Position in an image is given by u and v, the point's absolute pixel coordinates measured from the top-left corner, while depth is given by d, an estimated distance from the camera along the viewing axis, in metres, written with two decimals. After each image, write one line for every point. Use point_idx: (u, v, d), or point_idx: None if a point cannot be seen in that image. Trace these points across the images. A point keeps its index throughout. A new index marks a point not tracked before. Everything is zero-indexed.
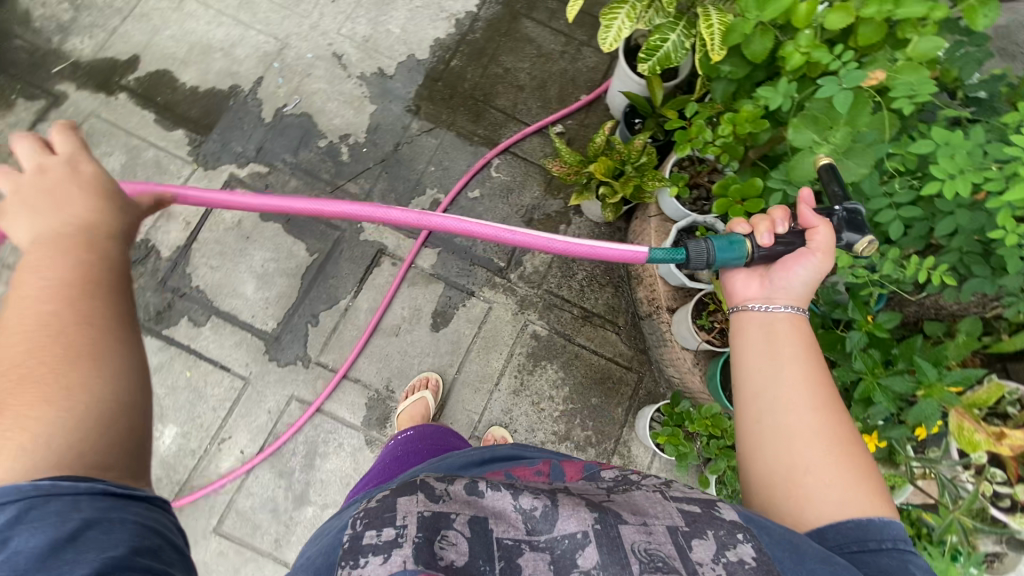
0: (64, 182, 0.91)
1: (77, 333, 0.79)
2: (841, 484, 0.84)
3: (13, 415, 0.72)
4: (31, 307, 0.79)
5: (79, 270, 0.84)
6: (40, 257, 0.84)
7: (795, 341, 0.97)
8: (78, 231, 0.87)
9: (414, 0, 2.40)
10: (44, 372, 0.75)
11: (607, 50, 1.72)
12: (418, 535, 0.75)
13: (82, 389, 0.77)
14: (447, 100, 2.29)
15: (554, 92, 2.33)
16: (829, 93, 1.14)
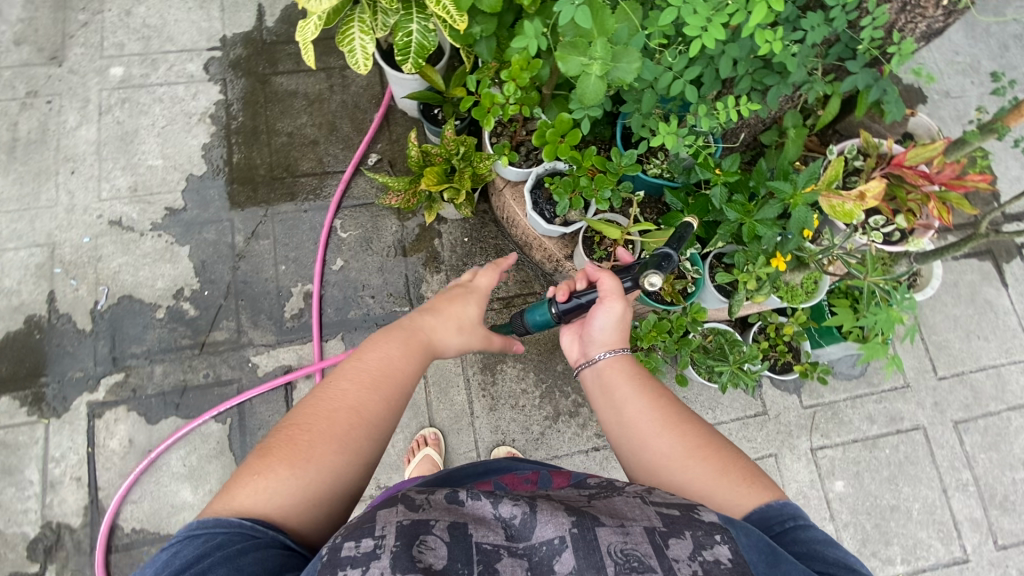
0: (460, 301, 1.28)
1: (355, 422, 0.96)
2: (716, 484, 0.93)
3: (256, 474, 0.87)
4: (347, 383, 1.01)
5: (386, 370, 1.05)
6: (379, 350, 1.08)
7: (626, 381, 1.09)
8: (410, 335, 1.14)
9: (171, 113, 2.19)
10: (306, 440, 0.91)
11: (365, 69, 1.65)
12: (397, 544, 0.73)
13: (316, 468, 0.89)
14: (254, 195, 2.12)
15: (348, 128, 2.22)
16: (570, 14, 1.16)
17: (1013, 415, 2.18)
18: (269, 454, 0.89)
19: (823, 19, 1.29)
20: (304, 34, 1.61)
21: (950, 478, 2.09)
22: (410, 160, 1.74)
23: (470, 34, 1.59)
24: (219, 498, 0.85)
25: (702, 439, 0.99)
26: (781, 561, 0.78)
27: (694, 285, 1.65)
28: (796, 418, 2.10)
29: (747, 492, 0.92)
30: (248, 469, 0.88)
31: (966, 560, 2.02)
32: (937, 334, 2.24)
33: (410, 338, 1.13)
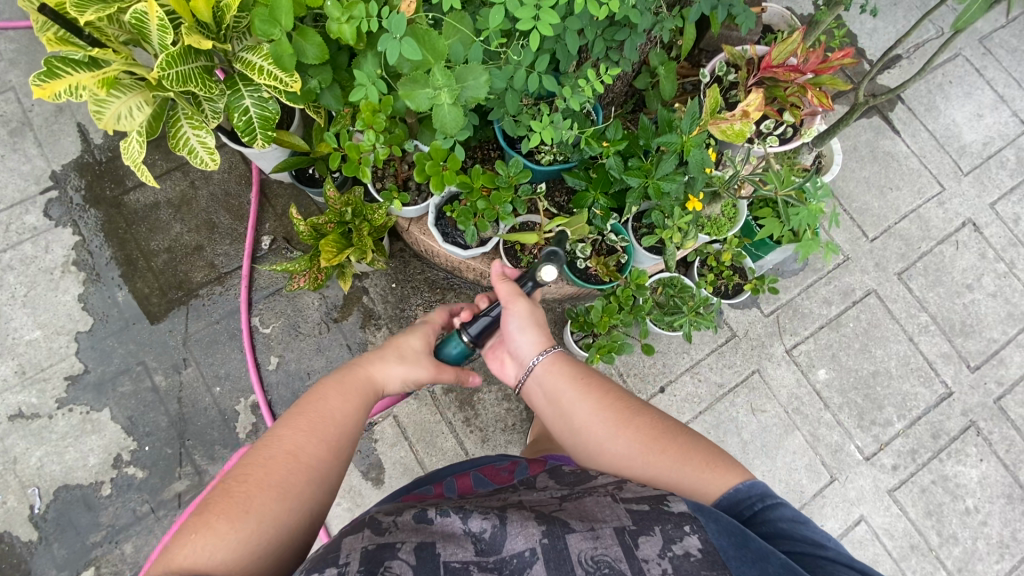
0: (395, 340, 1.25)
1: (297, 472, 0.94)
2: (678, 475, 1.01)
3: (193, 531, 0.82)
4: (284, 432, 0.99)
5: (325, 415, 1.03)
6: (315, 397, 1.07)
7: (570, 391, 1.14)
8: (345, 380, 1.13)
9: (29, 275, 1.95)
10: (244, 493, 0.88)
11: (216, 163, 1.50)
12: (361, 570, 0.75)
13: (257, 518, 0.86)
14: (157, 328, 1.93)
15: (228, 219, 2.04)
16: (398, 52, 1.07)
17: (944, 247, 2.31)
18: (205, 511, 0.85)
19: None
20: (132, 156, 1.36)
21: (912, 326, 2.20)
22: (303, 237, 1.61)
23: (310, 90, 1.46)
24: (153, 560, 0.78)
25: (656, 432, 1.07)
26: (750, 542, 0.84)
27: (625, 254, 1.63)
28: (764, 327, 2.15)
29: (707, 475, 1.00)
30: (184, 530, 0.83)
31: (950, 393, 2.15)
32: (856, 201, 2.33)
33: (348, 383, 1.12)
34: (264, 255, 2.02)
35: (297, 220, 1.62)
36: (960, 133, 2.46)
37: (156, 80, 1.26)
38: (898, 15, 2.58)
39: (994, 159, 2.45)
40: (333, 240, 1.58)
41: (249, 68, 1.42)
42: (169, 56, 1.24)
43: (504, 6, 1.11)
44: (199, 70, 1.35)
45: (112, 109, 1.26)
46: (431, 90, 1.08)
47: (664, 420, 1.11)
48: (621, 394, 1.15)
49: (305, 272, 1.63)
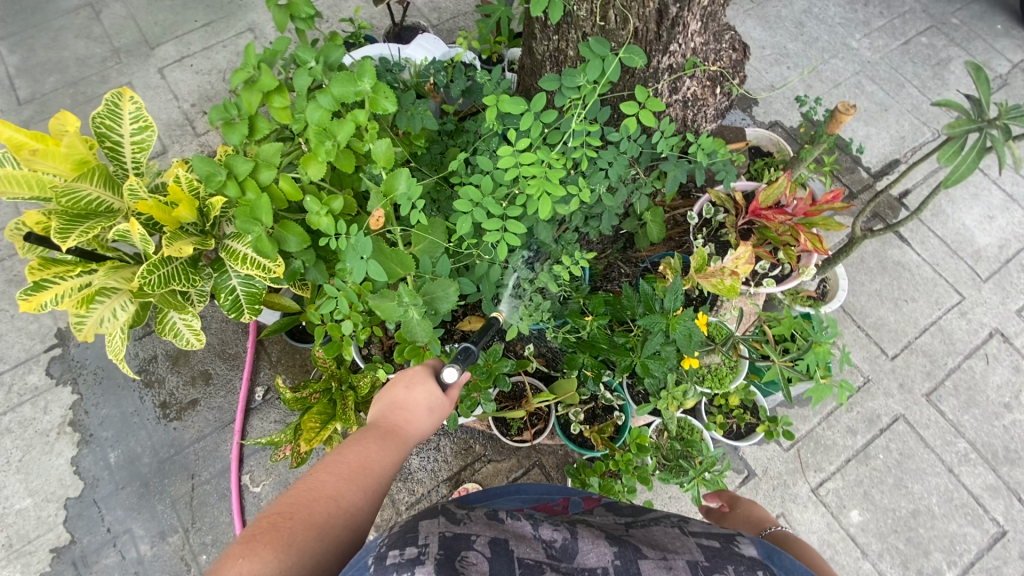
0: (418, 380, 1.15)
1: (341, 513, 0.86)
2: None
3: (239, 557, 0.74)
4: (326, 473, 0.91)
5: (366, 461, 0.96)
6: (357, 444, 0.99)
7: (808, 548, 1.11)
8: (386, 426, 1.06)
9: (25, 438, 1.93)
10: (293, 525, 0.80)
11: (202, 342, 1.49)
12: (440, 553, 0.63)
13: (301, 554, 0.78)
14: (147, 490, 1.88)
15: (223, 368, 2.04)
16: (364, 270, 1.08)
17: (973, 362, 2.16)
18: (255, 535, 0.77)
19: (620, 151, 1.24)
20: (116, 352, 1.35)
21: (950, 455, 2.02)
22: (289, 407, 1.59)
23: (294, 271, 1.46)
24: None
25: None
26: None
27: (622, 415, 1.53)
28: (785, 464, 1.99)
29: None
30: (229, 554, 0.75)
31: (1004, 533, 1.92)
32: (869, 315, 2.22)
33: (395, 426, 1.06)
34: (257, 407, 1.99)
35: (283, 389, 1.62)
36: (972, 237, 2.36)
37: (138, 286, 1.29)
38: (891, 121, 2.58)
39: (1013, 262, 2.32)
40: (316, 412, 1.54)
41: (232, 257, 1.44)
42: (152, 262, 1.29)
43: (471, 214, 1.14)
44: (182, 265, 1.38)
45: (94, 316, 1.28)
46: (399, 306, 1.08)
47: None
48: None
49: (288, 442, 1.58)
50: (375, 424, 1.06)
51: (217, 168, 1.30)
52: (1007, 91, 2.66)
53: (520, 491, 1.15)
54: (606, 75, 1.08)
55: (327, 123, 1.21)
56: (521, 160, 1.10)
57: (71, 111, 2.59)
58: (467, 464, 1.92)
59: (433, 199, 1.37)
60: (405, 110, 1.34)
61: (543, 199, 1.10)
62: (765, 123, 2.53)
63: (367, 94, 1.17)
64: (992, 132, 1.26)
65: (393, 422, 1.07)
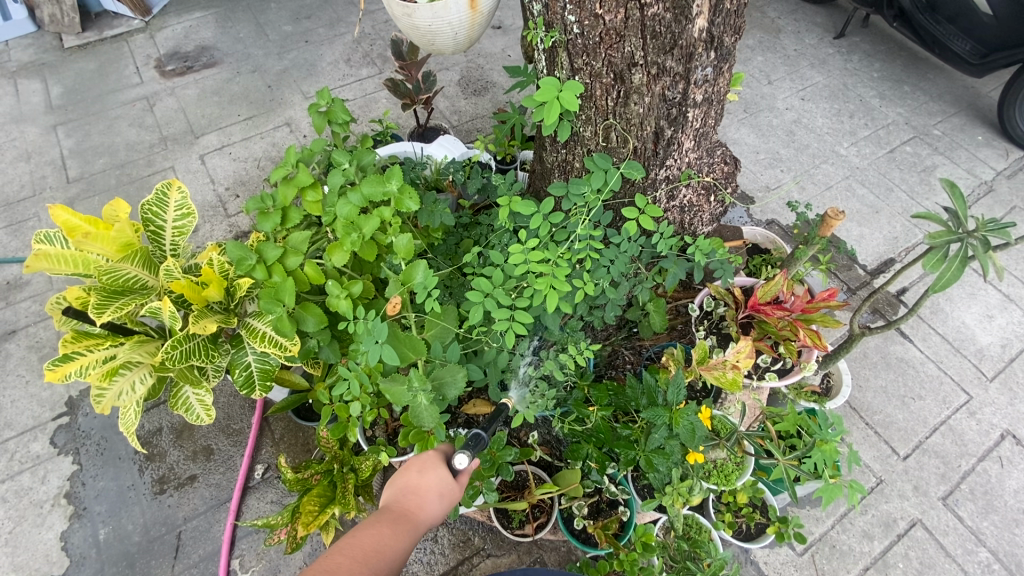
0: (431, 464, 1.17)
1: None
2: None
3: None
4: (341, 555, 0.96)
5: (377, 547, 1.00)
6: (370, 528, 1.03)
7: None
8: (397, 511, 1.09)
9: (17, 509, 1.90)
10: None
11: (211, 417, 1.51)
12: None
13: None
14: (132, 572, 1.81)
15: (226, 444, 2.04)
16: (378, 354, 1.13)
17: (987, 465, 2.10)
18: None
19: (621, 250, 1.34)
20: (127, 424, 1.39)
21: (973, 567, 1.91)
22: (289, 487, 1.58)
23: (308, 350, 1.52)
24: None
25: None
26: None
27: (627, 510, 1.49)
28: (799, 570, 1.89)
29: None
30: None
31: None
32: (876, 412, 2.20)
33: (407, 510, 1.09)
34: (255, 486, 1.96)
35: (285, 468, 1.62)
36: (973, 336, 2.39)
37: (159, 360, 1.35)
38: (883, 222, 2.72)
39: (1017, 362, 2.33)
40: (316, 495, 1.52)
41: (252, 334, 1.50)
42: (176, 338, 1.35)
43: (482, 304, 1.21)
44: (203, 341, 1.44)
45: (113, 389, 1.31)
46: (408, 390, 1.12)
47: None
48: None
49: (285, 525, 1.55)
50: (387, 508, 1.10)
51: (249, 253, 1.41)
52: (993, 197, 2.81)
53: None
54: (609, 185, 1.21)
55: (355, 217, 1.33)
56: (530, 257, 1.20)
57: (115, 190, 2.80)
58: (464, 557, 1.84)
59: (447, 287, 1.45)
60: (426, 207, 1.47)
61: (549, 293, 1.17)
62: (762, 221, 2.68)
63: (393, 194, 1.30)
64: (972, 242, 1.36)
65: (406, 506, 1.10)
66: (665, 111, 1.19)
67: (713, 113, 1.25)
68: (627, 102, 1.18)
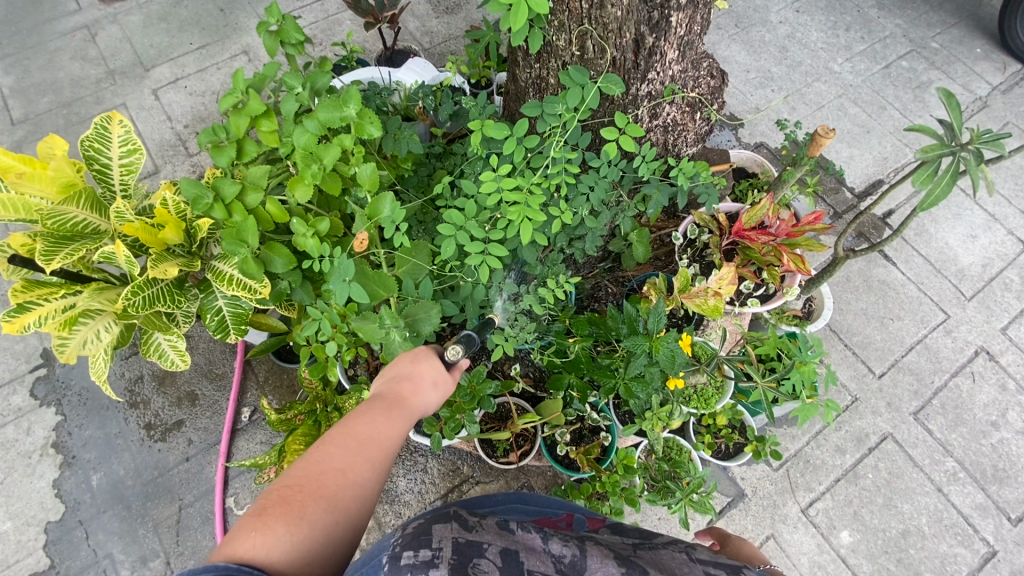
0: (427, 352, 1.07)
1: (350, 488, 0.82)
2: None
3: (250, 529, 0.72)
4: (334, 444, 0.86)
5: (375, 433, 0.90)
6: (365, 413, 0.93)
7: None
8: (390, 397, 0.97)
9: (6, 460, 1.90)
10: (301, 500, 0.77)
11: (186, 363, 1.48)
12: (454, 559, 0.66)
13: (312, 531, 0.75)
14: (129, 514, 1.85)
15: (210, 389, 2.03)
16: (347, 293, 1.08)
17: (959, 380, 2.17)
18: (270, 506, 0.75)
19: (601, 175, 1.27)
20: (99, 373, 1.34)
21: (938, 475, 2.01)
22: (274, 428, 1.59)
23: (280, 292, 1.47)
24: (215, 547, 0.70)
25: None
26: None
27: (609, 435, 1.52)
28: (775, 484, 1.98)
29: None
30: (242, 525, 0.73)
31: (994, 553, 1.91)
32: (856, 334, 2.23)
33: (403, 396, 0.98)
34: (244, 428, 1.97)
35: (268, 409, 1.61)
36: (955, 256, 2.39)
37: (121, 307, 1.28)
38: (873, 142, 2.63)
39: (996, 281, 2.35)
40: (301, 434, 1.53)
41: (218, 278, 1.44)
42: (136, 284, 1.28)
43: (454, 237, 1.16)
44: (168, 286, 1.37)
45: (76, 338, 1.28)
46: (380, 328, 1.08)
47: None
48: None
49: (273, 464, 1.57)
50: (381, 392, 0.99)
51: (204, 191, 1.31)
52: (986, 113, 2.72)
53: (522, 504, 1.16)
54: (585, 102, 1.11)
55: (314, 147, 1.23)
56: (502, 185, 1.13)
57: (64, 131, 2.60)
58: (454, 485, 1.90)
59: (420, 221, 1.39)
60: (391, 134, 1.36)
61: (524, 223, 1.12)
62: (751, 145, 2.59)
63: (352, 120, 1.19)
64: (965, 156, 1.29)
65: (401, 391, 1.00)
66: (645, 14, 1.08)
67: (699, 17, 1.14)
68: (603, 4, 1.07)
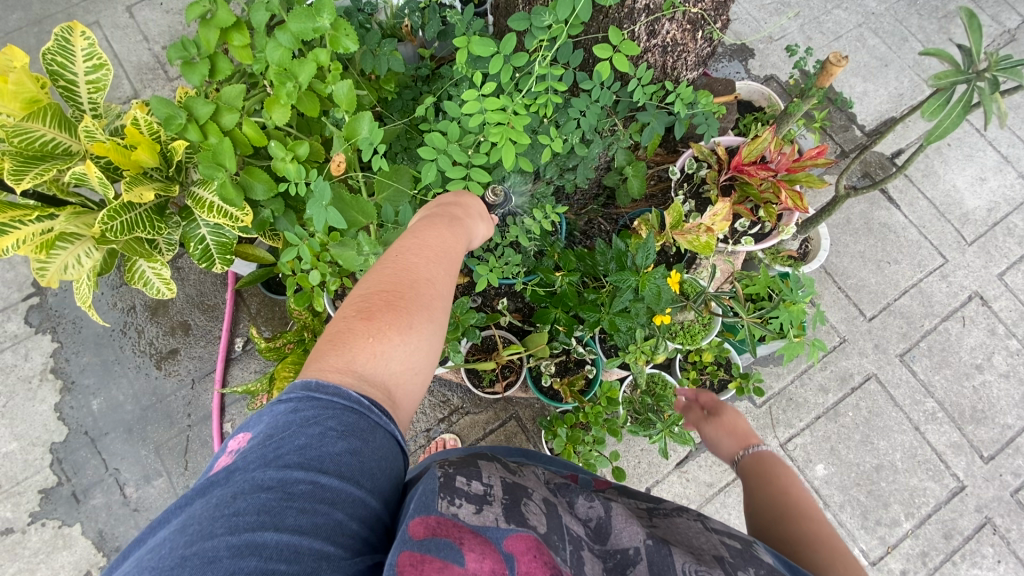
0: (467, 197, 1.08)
1: (438, 297, 0.83)
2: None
3: (367, 340, 0.73)
4: (414, 258, 0.85)
5: (447, 248, 0.90)
6: (431, 231, 0.91)
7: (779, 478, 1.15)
8: (447, 220, 0.97)
9: (7, 383, 1.95)
10: (404, 309, 0.78)
11: (173, 291, 1.48)
12: (504, 497, 0.70)
13: (419, 337, 0.78)
14: (130, 436, 1.92)
15: (203, 319, 2.04)
16: (325, 218, 1.05)
17: (949, 324, 2.18)
18: (374, 317, 0.76)
19: (592, 99, 1.20)
20: (83, 297, 1.35)
21: (917, 414, 2.06)
22: (264, 356, 1.59)
23: (263, 220, 1.44)
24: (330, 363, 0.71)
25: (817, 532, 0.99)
26: None
27: (593, 368, 1.54)
28: (756, 419, 2.03)
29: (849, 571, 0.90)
30: (352, 335, 0.74)
31: (962, 487, 1.99)
32: (851, 276, 2.21)
33: (460, 229, 0.96)
34: (238, 357, 2.01)
35: (259, 339, 1.62)
36: (961, 200, 2.33)
37: (99, 232, 1.25)
38: (890, 77, 2.50)
39: (1000, 226, 2.30)
40: (291, 362, 1.54)
41: (199, 204, 1.40)
42: (112, 208, 1.24)
43: (435, 163, 1.11)
44: (147, 212, 1.34)
45: (57, 262, 1.25)
46: (359, 256, 1.07)
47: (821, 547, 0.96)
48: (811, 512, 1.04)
49: (265, 391, 1.61)
50: (437, 217, 0.97)
51: (176, 110, 1.24)
52: (1014, 47, 2.55)
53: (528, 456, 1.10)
54: (576, 14, 1.02)
55: (288, 63, 1.17)
56: (486, 106, 1.07)
57: (36, 49, 2.46)
58: (445, 413, 1.96)
59: (403, 146, 1.34)
60: (370, 51, 1.28)
61: (507, 148, 1.07)
62: (760, 77, 2.46)
63: (326, 32, 1.10)
64: (980, 84, 1.21)
65: (457, 218, 0.98)
66: None
67: None
68: None
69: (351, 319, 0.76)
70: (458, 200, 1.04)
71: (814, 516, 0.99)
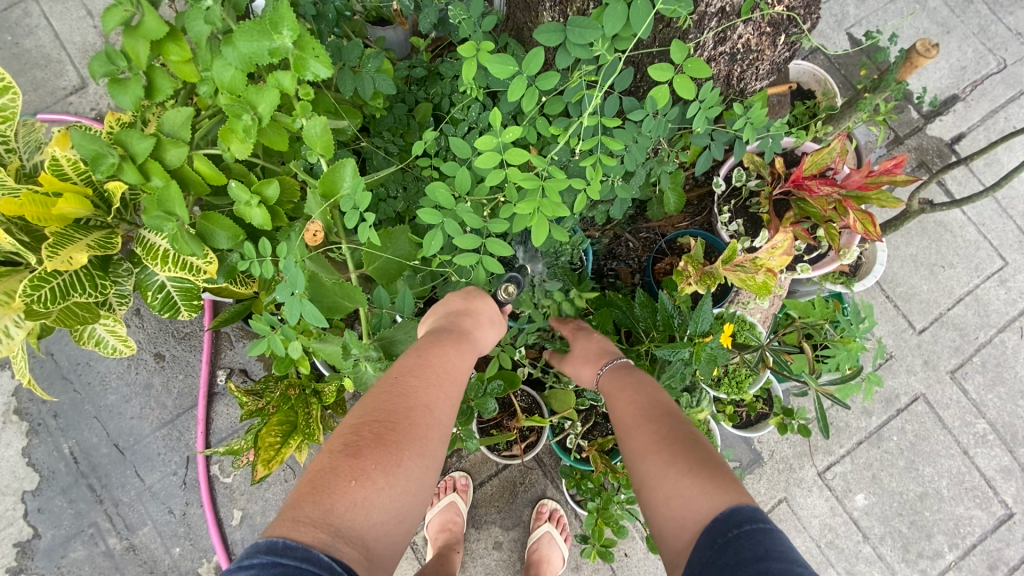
0: (477, 295, 1.02)
1: (434, 429, 0.79)
2: (672, 485, 0.77)
3: (350, 481, 0.68)
4: (416, 381, 0.82)
5: (451, 370, 0.87)
6: (435, 349, 0.88)
7: (630, 388, 0.99)
8: (453, 333, 0.92)
9: None
10: (395, 443, 0.73)
11: (132, 350, 1.24)
12: None
13: (407, 481, 0.72)
14: (109, 482, 1.75)
15: (179, 349, 1.82)
16: (300, 310, 0.83)
17: (1006, 336, 1.97)
18: (360, 455, 0.71)
19: (639, 129, 0.95)
20: (22, 373, 1.18)
21: (967, 437, 1.90)
22: (245, 413, 1.39)
23: (231, 267, 1.19)
24: (306, 508, 0.65)
25: (662, 437, 0.84)
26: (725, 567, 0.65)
27: None
28: (793, 446, 1.86)
29: (705, 486, 0.74)
30: (337, 474, 0.68)
31: (1010, 515, 1.86)
32: (900, 284, 1.98)
33: (454, 345, 0.90)
34: (221, 391, 1.80)
35: (237, 393, 1.41)
36: None
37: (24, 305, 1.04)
38: (954, 45, 2.15)
39: None
40: (277, 424, 1.33)
41: (149, 253, 1.14)
42: (36, 275, 1.03)
43: (440, 228, 0.87)
44: (84, 271, 1.12)
45: None
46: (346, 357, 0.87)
47: (660, 456, 0.81)
48: (666, 421, 0.88)
49: (251, 450, 1.41)
50: (443, 325, 0.93)
51: (105, 147, 0.97)
52: None
53: None
54: (634, 31, 0.75)
55: (242, 89, 0.89)
56: (508, 157, 0.85)
57: None
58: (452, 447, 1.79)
59: (398, 182, 1.08)
60: (351, 62, 1.01)
61: (538, 220, 0.86)
62: (806, 48, 2.11)
63: (288, 53, 0.82)
64: None
65: (462, 328, 0.94)
66: None
67: None
68: None
69: (334, 457, 0.70)
70: (468, 306, 0.98)
71: (642, 442, 0.85)
